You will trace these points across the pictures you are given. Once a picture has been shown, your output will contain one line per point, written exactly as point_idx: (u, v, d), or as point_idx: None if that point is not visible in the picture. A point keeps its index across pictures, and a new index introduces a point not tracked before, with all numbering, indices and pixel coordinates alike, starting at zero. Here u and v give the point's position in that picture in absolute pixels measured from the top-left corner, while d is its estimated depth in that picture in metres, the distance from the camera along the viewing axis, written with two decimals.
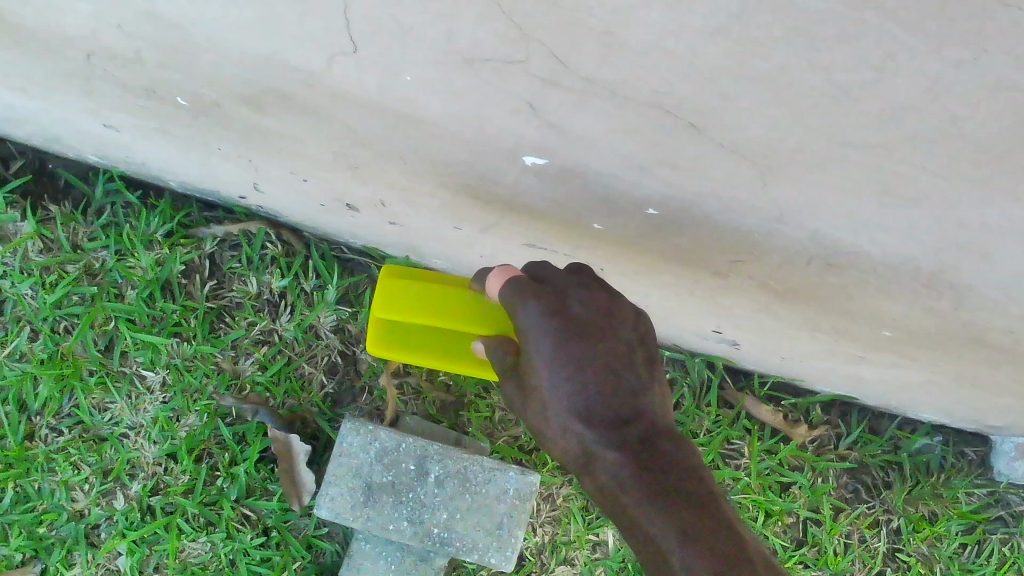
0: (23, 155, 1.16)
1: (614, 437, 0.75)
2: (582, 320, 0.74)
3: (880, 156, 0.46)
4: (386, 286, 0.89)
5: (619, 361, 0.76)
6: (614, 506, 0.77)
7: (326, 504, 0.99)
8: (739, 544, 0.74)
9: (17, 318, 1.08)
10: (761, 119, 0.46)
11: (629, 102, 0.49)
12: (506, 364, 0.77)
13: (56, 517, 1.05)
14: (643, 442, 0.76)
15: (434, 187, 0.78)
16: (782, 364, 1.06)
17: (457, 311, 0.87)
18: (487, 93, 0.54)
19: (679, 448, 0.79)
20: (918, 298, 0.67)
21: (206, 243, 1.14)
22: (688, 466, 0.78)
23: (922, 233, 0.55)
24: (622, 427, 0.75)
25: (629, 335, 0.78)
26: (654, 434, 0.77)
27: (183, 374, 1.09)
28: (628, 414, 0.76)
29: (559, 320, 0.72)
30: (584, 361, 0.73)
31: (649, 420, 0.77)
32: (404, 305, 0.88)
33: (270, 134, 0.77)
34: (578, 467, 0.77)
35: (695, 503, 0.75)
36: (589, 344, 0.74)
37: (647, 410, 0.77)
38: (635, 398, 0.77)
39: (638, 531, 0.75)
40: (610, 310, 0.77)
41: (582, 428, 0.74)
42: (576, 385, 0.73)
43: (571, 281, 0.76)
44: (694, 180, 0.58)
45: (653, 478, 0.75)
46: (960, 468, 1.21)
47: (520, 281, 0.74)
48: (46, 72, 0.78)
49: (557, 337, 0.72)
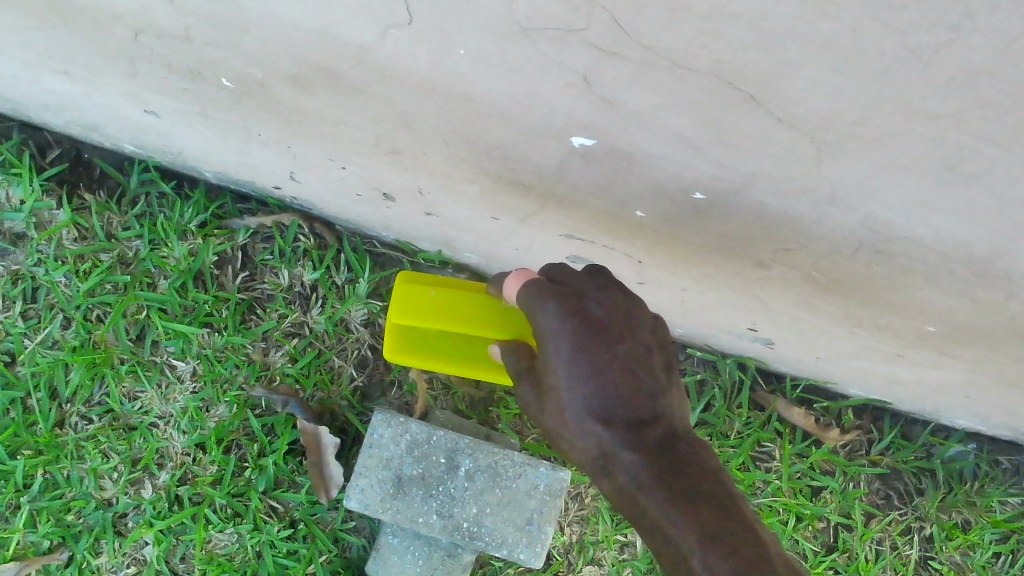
0: (60, 144, 1.17)
1: (633, 437, 0.70)
2: (602, 319, 0.70)
3: (948, 127, 0.46)
4: (402, 293, 0.88)
5: (638, 363, 0.71)
6: (636, 512, 0.71)
7: (355, 495, 0.98)
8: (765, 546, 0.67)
9: (51, 305, 1.09)
10: (825, 87, 0.46)
11: (688, 72, 0.49)
12: (521, 368, 0.75)
13: (84, 504, 1.05)
14: (663, 443, 0.71)
15: (475, 174, 0.78)
16: (816, 364, 1.05)
17: (475, 309, 0.85)
18: (543, 67, 0.54)
19: (702, 452, 0.73)
20: (968, 288, 0.66)
21: (239, 235, 1.14)
22: (713, 471, 0.72)
23: (980, 215, 0.54)
24: (640, 429, 0.71)
25: (649, 337, 0.74)
26: (675, 437, 0.72)
27: (214, 364, 1.09)
28: (648, 416, 0.71)
29: (578, 320, 0.69)
30: (604, 360, 0.69)
31: (667, 423, 0.73)
32: (421, 312, 0.87)
33: (313, 116, 0.77)
34: (596, 471, 0.72)
35: (721, 507, 0.69)
36: (609, 344, 0.70)
37: (665, 412, 0.73)
38: (655, 399, 0.72)
39: (661, 537, 0.69)
40: (630, 312, 0.73)
41: (600, 429, 0.70)
42: (594, 383, 0.69)
43: (590, 281, 0.72)
44: (746, 160, 0.57)
45: (674, 480, 0.70)
46: (995, 477, 1.19)
47: (538, 282, 0.71)
48: (92, 53, 0.79)
49: (576, 337, 0.69)
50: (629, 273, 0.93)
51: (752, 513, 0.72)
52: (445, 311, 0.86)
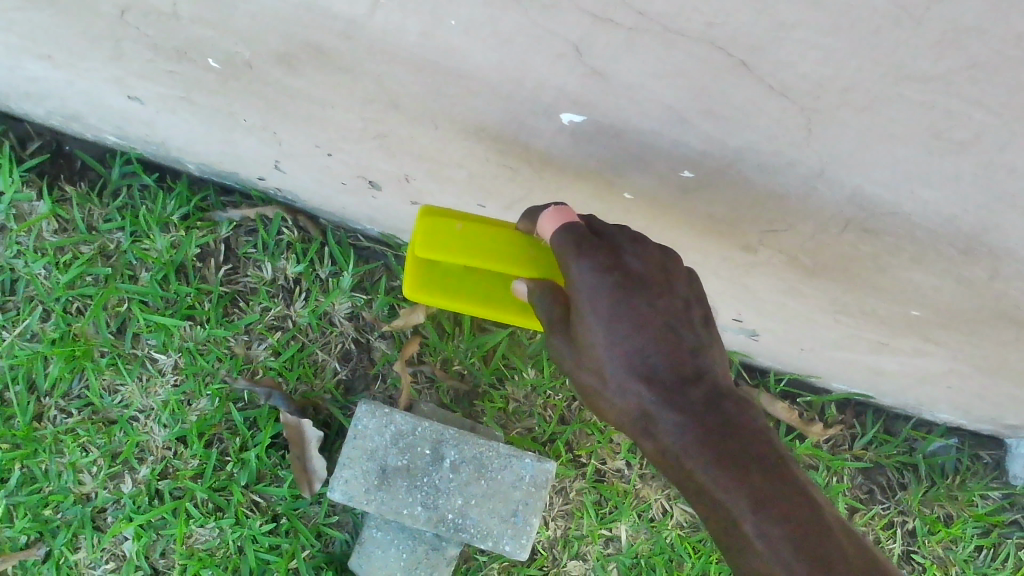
0: (41, 136, 1.16)
1: (677, 398, 0.67)
2: (640, 273, 0.66)
3: (937, 90, 0.47)
4: (428, 223, 0.73)
5: (679, 318, 0.68)
6: (680, 473, 0.70)
7: (339, 487, 0.97)
8: (816, 509, 0.67)
9: (30, 298, 1.08)
10: (816, 51, 0.47)
11: (680, 38, 0.49)
12: (553, 316, 0.68)
13: (62, 499, 1.03)
14: (708, 402, 0.68)
15: (462, 157, 0.78)
16: (800, 356, 1.05)
17: (508, 245, 0.73)
18: (534, 36, 0.54)
19: (747, 410, 0.71)
20: (954, 267, 0.67)
21: (222, 227, 1.13)
22: (760, 431, 0.70)
23: (967, 185, 0.55)
24: (684, 389, 0.67)
25: (688, 289, 0.70)
26: (720, 396, 0.70)
27: (196, 357, 1.08)
28: (692, 373, 0.68)
29: (617, 276, 0.64)
30: (645, 317, 0.65)
31: (711, 380, 0.69)
32: (448, 247, 0.73)
33: (299, 98, 0.77)
34: (637, 431, 0.70)
35: (769, 469, 0.68)
36: (650, 300, 0.66)
37: (708, 369, 0.69)
38: (698, 356, 0.69)
39: (708, 500, 0.68)
40: (667, 263, 0.69)
41: (642, 388, 0.67)
42: (636, 341, 0.66)
43: (623, 233, 0.68)
44: (734, 134, 0.57)
45: (722, 443, 0.68)
46: (976, 472, 1.20)
47: (573, 231, 0.65)
48: (77, 35, 0.78)
49: (615, 295, 0.64)
50: None
51: (796, 466, 0.71)
52: (476, 246, 0.73)
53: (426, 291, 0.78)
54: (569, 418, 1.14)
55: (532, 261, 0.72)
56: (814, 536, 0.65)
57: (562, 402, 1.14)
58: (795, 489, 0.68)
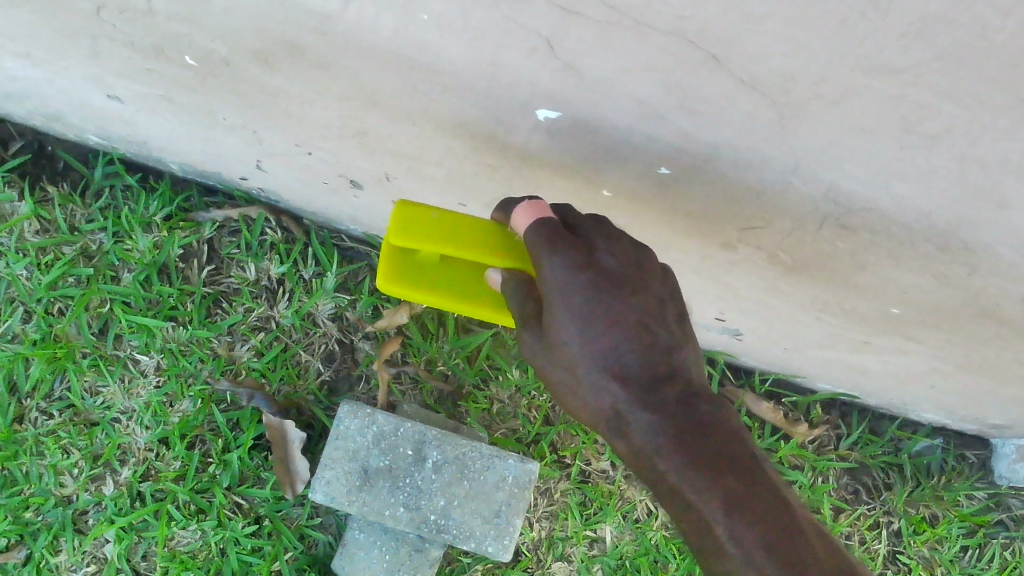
0: (23, 136, 1.15)
1: (651, 398, 0.67)
2: (615, 272, 0.65)
3: (906, 82, 0.46)
4: (404, 213, 0.73)
5: (653, 317, 0.67)
6: (650, 472, 0.70)
7: (321, 488, 0.97)
8: (787, 511, 0.68)
9: (11, 299, 1.07)
10: (785, 44, 0.47)
11: (650, 32, 0.49)
12: (524, 312, 0.67)
13: (43, 501, 1.03)
14: (681, 402, 0.68)
15: (441, 155, 0.78)
16: (784, 355, 1.05)
17: (485, 236, 0.72)
18: (506, 31, 0.54)
19: (719, 409, 0.70)
20: (931, 263, 0.67)
21: (205, 228, 1.13)
22: (732, 430, 0.70)
23: (940, 180, 0.54)
24: (657, 389, 0.67)
25: (662, 287, 0.69)
26: (694, 394, 0.69)
27: (178, 358, 1.07)
28: (665, 373, 0.68)
29: (591, 275, 0.63)
30: (620, 317, 0.65)
31: (685, 379, 0.69)
32: (426, 237, 0.72)
33: (278, 96, 0.76)
34: (608, 430, 0.70)
35: (742, 469, 0.68)
36: (624, 299, 0.65)
37: (682, 368, 0.69)
38: (671, 355, 0.68)
39: (679, 500, 0.69)
40: (642, 260, 0.68)
41: (616, 388, 0.66)
42: (609, 341, 0.65)
43: (598, 229, 0.67)
44: (709, 129, 0.57)
45: (693, 444, 0.68)
46: (961, 472, 1.20)
47: (548, 227, 0.64)
48: (54, 33, 0.78)
49: (590, 295, 0.63)
50: None
51: (767, 464, 0.71)
52: (454, 236, 0.72)
53: (402, 285, 0.77)
54: (554, 418, 1.14)
55: (510, 250, 0.72)
56: (786, 540, 0.66)
57: (547, 402, 1.13)
58: (767, 490, 0.68)
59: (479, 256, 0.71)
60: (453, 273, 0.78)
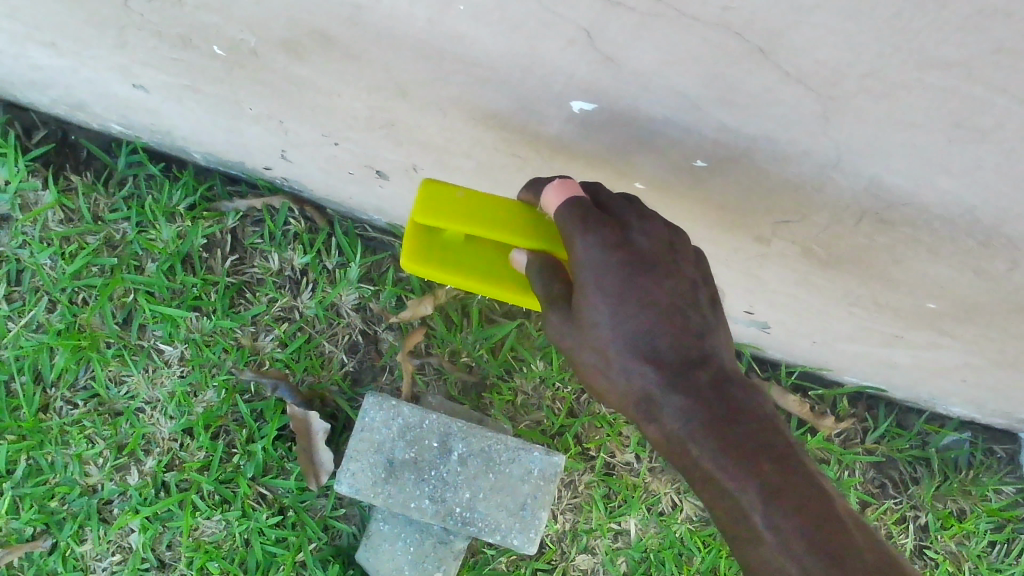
0: (46, 125, 1.15)
1: (682, 381, 0.66)
2: (647, 252, 0.64)
3: (959, 76, 0.45)
4: (430, 189, 0.72)
5: (685, 299, 0.67)
6: (684, 460, 0.69)
7: (347, 480, 0.96)
8: (827, 500, 0.67)
9: (36, 288, 1.07)
10: (834, 37, 0.46)
11: (694, 23, 0.48)
12: (551, 293, 0.67)
13: (68, 490, 1.03)
14: (715, 386, 0.67)
15: (470, 146, 0.77)
16: (812, 349, 1.04)
17: (510, 216, 0.71)
18: (544, 22, 0.53)
19: (753, 396, 0.69)
20: (972, 259, 0.65)
21: (228, 217, 1.12)
22: (767, 417, 0.69)
23: (988, 174, 0.53)
24: (690, 372, 0.66)
25: (694, 269, 0.68)
26: (727, 379, 0.68)
27: (202, 349, 1.07)
28: (698, 357, 0.67)
29: (623, 254, 0.63)
30: (652, 297, 0.64)
31: (717, 364, 0.68)
32: (451, 214, 0.71)
33: (305, 86, 0.75)
34: (639, 415, 0.68)
35: (777, 457, 0.67)
36: (656, 279, 0.64)
37: (714, 352, 0.68)
38: (704, 338, 0.67)
39: (714, 487, 0.67)
40: (673, 242, 0.67)
41: (647, 370, 0.65)
42: (641, 322, 0.64)
43: (631, 209, 0.67)
44: (749, 122, 0.56)
45: (728, 429, 0.67)
46: (990, 466, 1.19)
47: (580, 204, 0.64)
48: (81, 22, 0.77)
49: (622, 273, 0.63)
50: None
51: (803, 452, 0.70)
52: (481, 214, 0.71)
53: (426, 264, 0.76)
54: (578, 411, 1.13)
55: (536, 230, 0.70)
56: (826, 529, 0.64)
57: (571, 394, 1.13)
58: (804, 479, 0.67)
59: (504, 234, 0.70)
60: (480, 255, 0.77)
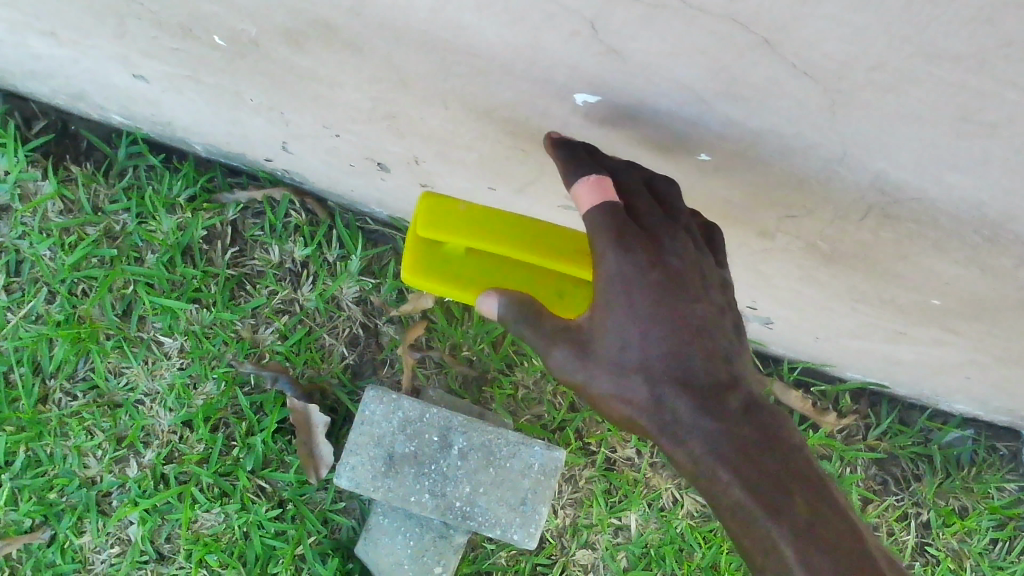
0: (46, 115, 1.14)
1: (712, 407, 0.64)
2: (679, 269, 0.63)
3: (969, 70, 0.45)
4: (431, 203, 0.73)
5: (716, 322, 0.65)
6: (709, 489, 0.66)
7: (346, 473, 0.96)
8: (858, 537, 0.64)
9: (34, 279, 1.06)
10: (842, 29, 0.45)
11: (700, 14, 0.47)
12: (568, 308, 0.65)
13: (67, 482, 1.02)
14: (745, 413, 0.65)
15: (473, 138, 0.76)
16: (815, 345, 1.03)
17: (515, 231, 0.72)
18: (548, 13, 0.52)
19: (782, 425, 0.67)
20: (978, 255, 0.65)
21: (228, 209, 1.12)
22: (798, 447, 0.67)
23: (996, 170, 0.53)
24: (720, 399, 0.64)
25: (726, 296, 0.67)
26: (756, 406, 0.66)
27: (202, 341, 1.07)
28: (728, 382, 0.65)
29: (654, 270, 0.62)
30: (682, 319, 0.63)
31: (746, 391, 0.66)
32: (455, 227, 0.72)
33: (306, 76, 0.75)
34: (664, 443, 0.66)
35: (808, 488, 0.65)
36: (686, 300, 0.63)
37: (744, 379, 0.66)
38: (733, 363, 0.66)
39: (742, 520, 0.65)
40: (705, 264, 0.66)
41: (676, 394, 0.63)
42: (671, 343, 0.62)
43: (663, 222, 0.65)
44: (755, 116, 0.55)
45: (759, 459, 0.64)
46: (992, 463, 1.18)
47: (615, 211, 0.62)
48: (80, 11, 0.76)
49: (652, 290, 0.62)
50: None
51: (833, 486, 0.68)
52: (484, 227, 0.72)
53: (427, 278, 0.76)
54: (579, 405, 1.12)
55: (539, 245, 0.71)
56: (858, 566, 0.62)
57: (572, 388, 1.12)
58: (834, 510, 0.65)
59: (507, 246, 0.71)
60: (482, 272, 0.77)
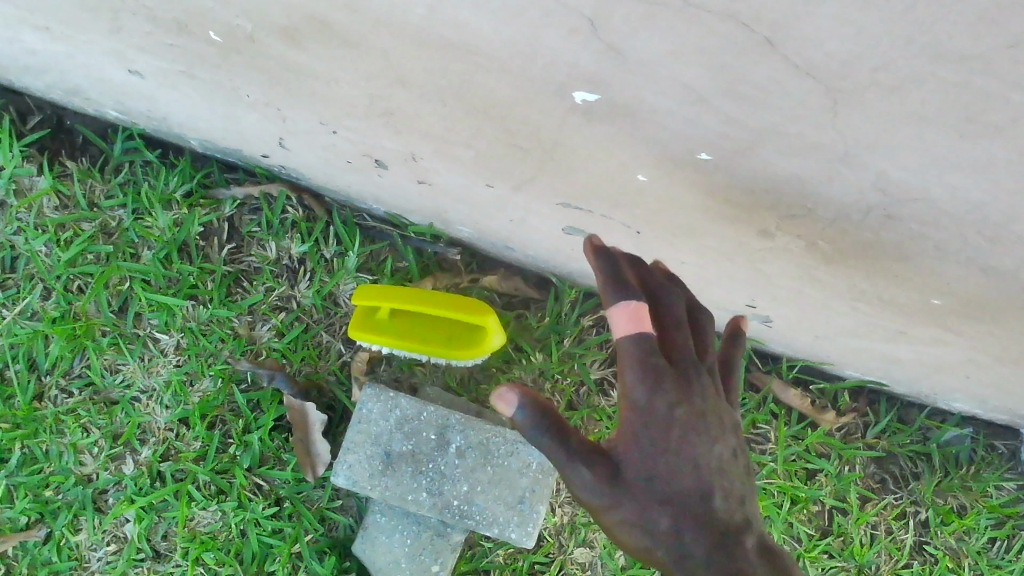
0: (41, 110, 1.13)
1: (723, 545, 0.68)
2: (699, 409, 0.70)
3: (974, 70, 0.44)
4: None
5: (724, 462, 0.71)
6: None
7: (343, 472, 0.96)
8: None
9: (30, 275, 1.06)
10: (845, 28, 0.44)
11: (700, 12, 0.47)
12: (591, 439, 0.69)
13: (63, 480, 1.02)
14: (751, 553, 0.70)
15: (471, 135, 0.75)
16: (814, 343, 1.03)
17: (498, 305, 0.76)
18: (546, 10, 0.52)
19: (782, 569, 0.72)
20: (979, 255, 0.64)
21: (225, 205, 1.11)
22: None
23: (999, 170, 0.52)
24: (729, 537, 0.69)
25: (736, 438, 0.74)
26: (759, 550, 0.71)
27: (199, 338, 1.06)
28: (736, 522, 0.70)
29: (679, 410, 0.68)
30: (700, 460, 0.69)
31: (750, 534, 0.71)
32: None
33: (303, 72, 0.74)
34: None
35: None
36: (702, 440, 0.69)
37: (749, 521, 0.72)
38: (740, 505, 0.72)
39: None
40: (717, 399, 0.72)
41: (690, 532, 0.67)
42: (688, 483, 0.68)
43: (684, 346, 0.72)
44: (756, 114, 0.55)
45: None
46: (991, 461, 1.18)
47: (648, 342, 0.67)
48: (75, 6, 0.76)
49: (676, 428, 0.68)
50: (625, 245, 0.90)
51: None
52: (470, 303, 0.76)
53: None
54: (578, 403, 1.12)
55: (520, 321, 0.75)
56: None
57: (570, 386, 1.12)
58: None
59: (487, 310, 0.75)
60: None
